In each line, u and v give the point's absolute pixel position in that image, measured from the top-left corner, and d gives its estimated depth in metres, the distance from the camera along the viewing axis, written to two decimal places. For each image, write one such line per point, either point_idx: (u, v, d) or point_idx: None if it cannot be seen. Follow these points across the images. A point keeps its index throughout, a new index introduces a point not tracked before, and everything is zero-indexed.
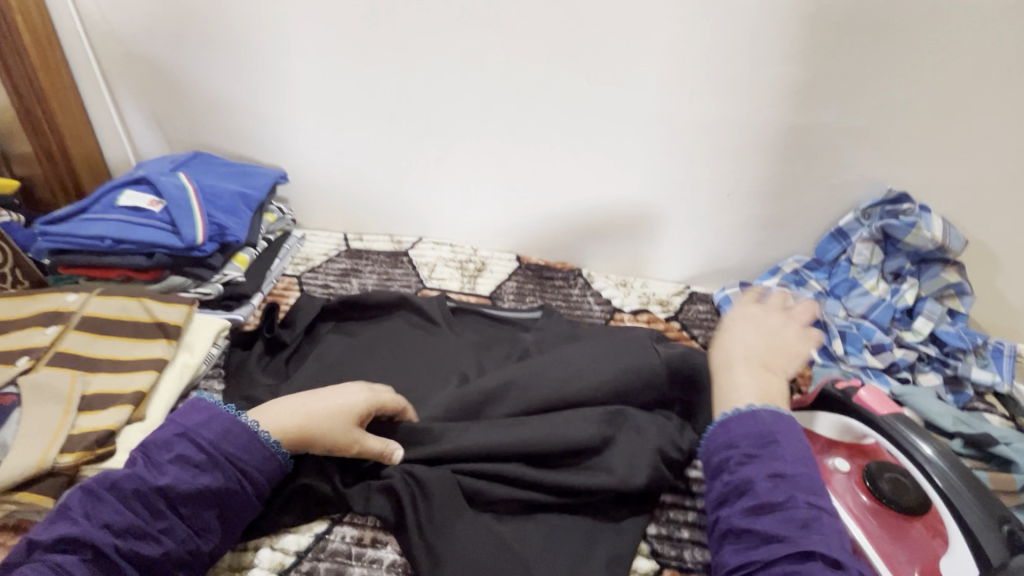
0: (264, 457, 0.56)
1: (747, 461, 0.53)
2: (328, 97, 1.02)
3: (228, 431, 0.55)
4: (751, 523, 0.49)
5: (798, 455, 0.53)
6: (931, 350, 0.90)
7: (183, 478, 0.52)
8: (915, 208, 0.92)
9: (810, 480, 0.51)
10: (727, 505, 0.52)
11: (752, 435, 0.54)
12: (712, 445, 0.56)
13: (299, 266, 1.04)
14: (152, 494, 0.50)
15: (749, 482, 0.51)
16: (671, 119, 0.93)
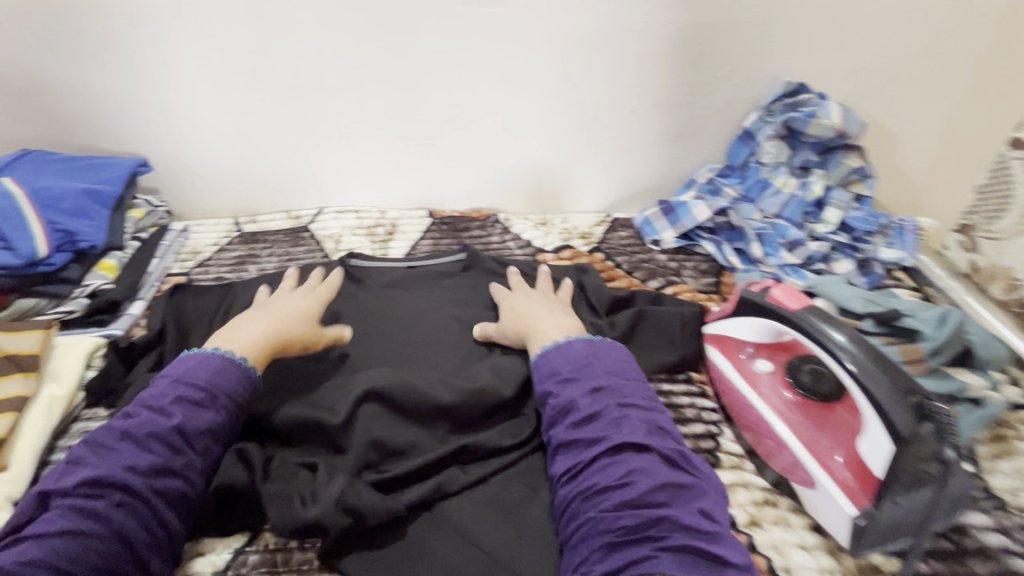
0: (214, 413, 0.56)
1: (568, 384, 0.60)
2: (173, 63, 0.89)
3: (220, 369, 0.59)
4: (577, 433, 0.55)
5: (609, 369, 0.60)
6: (842, 238, 0.91)
7: (147, 460, 0.51)
8: (813, 97, 0.91)
9: (623, 387, 0.58)
10: (558, 424, 0.58)
11: (571, 360, 0.61)
12: (538, 374, 0.63)
13: (186, 263, 0.92)
14: (113, 492, 0.49)
15: (572, 402, 0.57)
16: (558, 37, 0.87)
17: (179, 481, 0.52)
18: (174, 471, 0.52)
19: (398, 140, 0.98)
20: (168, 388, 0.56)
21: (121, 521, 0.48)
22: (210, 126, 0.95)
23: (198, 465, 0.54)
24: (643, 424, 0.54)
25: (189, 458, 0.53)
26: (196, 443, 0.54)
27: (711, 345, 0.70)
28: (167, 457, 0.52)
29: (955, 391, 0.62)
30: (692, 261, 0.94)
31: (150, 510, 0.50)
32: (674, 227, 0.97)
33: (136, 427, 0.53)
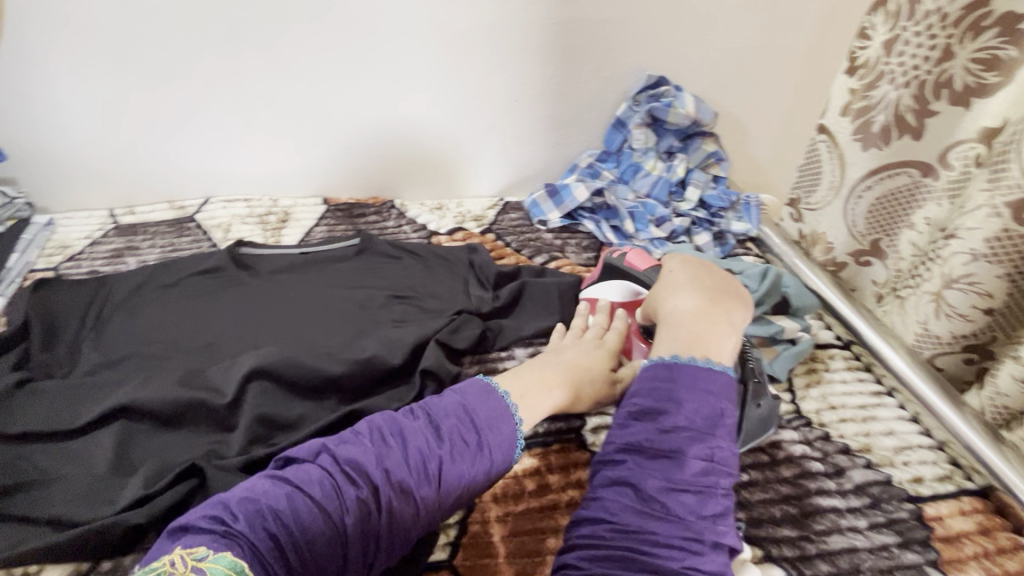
0: (489, 463, 0.51)
1: (672, 426, 0.50)
2: (26, 44, 0.83)
3: (496, 416, 0.54)
4: (651, 458, 0.48)
5: (698, 396, 0.52)
6: (700, 213, 1.04)
7: (388, 477, 0.47)
8: (671, 89, 1.02)
9: (697, 416, 0.50)
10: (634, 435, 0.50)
11: (698, 395, 0.51)
12: (642, 392, 0.53)
13: (53, 256, 0.88)
14: (319, 513, 0.43)
15: (647, 409, 0.51)
16: (439, 29, 0.92)
17: (318, 522, 0.43)
18: (399, 497, 0.47)
19: (287, 128, 0.98)
20: (435, 413, 0.53)
21: (314, 547, 0.43)
22: (75, 113, 0.90)
23: (403, 518, 0.47)
24: (701, 458, 0.48)
25: (406, 505, 0.47)
26: (445, 485, 0.49)
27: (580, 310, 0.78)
28: (404, 490, 0.47)
29: (774, 334, 0.75)
30: (575, 238, 1.02)
31: (354, 536, 0.44)
32: (558, 208, 1.05)
33: (411, 432, 0.50)
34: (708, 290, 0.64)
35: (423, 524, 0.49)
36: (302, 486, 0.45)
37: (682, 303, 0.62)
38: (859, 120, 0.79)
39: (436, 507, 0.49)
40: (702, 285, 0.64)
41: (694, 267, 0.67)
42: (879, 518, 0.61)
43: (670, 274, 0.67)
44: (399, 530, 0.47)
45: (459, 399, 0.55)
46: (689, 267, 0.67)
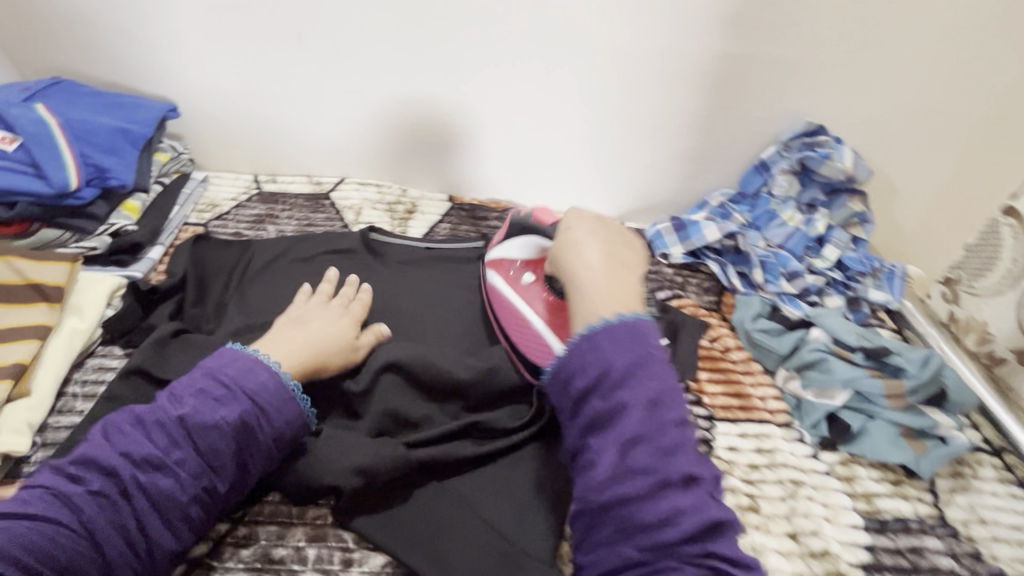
0: (241, 411, 0.52)
1: (621, 390, 0.50)
2: (221, 13, 0.88)
3: (250, 370, 0.55)
4: (606, 436, 0.49)
5: (644, 364, 0.51)
6: (837, 275, 0.97)
7: (148, 447, 0.50)
8: (830, 140, 0.96)
9: (665, 394, 0.50)
10: (594, 433, 0.50)
11: (628, 353, 0.51)
12: (572, 367, 0.53)
13: (204, 213, 0.93)
14: (96, 479, 0.48)
15: (591, 390, 0.51)
16: (604, 48, 0.90)
17: (121, 483, 0.48)
18: (188, 456, 0.50)
19: (431, 124, 1.00)
20: (200, 376, 0.54)
21: (88, 515, 0.47)
22: (245, 82, 0.95)
23: (193, 464, 0.50)
24: (689, 449, 0.49)
25: (186, 453, 0.50)
26: (204, 439, 0.51)
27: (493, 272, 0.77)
28: (165, 448, 0.50)
29: (925, 427, 0.69)
30: (696, 278, 0.98)
31: (124, 498, 0.48)
32: (683, 243, 1.01)
33: (148, 414, 0.52)
34: (612, 250, 0.64)
35: (253, 460, 0.53)
36: (80, 462, 0.49)
37: (589, 265, 0.61)
38: None
39: (247, 448, 0.53)
40: (611, 250, 0.64)
41: (612, 228, 0.68)
42: None
43: (565, 233, 0.66)
44: (265, 447, 0.53)
45: (201, 370, 0.55)
46: (608, 229, 0.67)
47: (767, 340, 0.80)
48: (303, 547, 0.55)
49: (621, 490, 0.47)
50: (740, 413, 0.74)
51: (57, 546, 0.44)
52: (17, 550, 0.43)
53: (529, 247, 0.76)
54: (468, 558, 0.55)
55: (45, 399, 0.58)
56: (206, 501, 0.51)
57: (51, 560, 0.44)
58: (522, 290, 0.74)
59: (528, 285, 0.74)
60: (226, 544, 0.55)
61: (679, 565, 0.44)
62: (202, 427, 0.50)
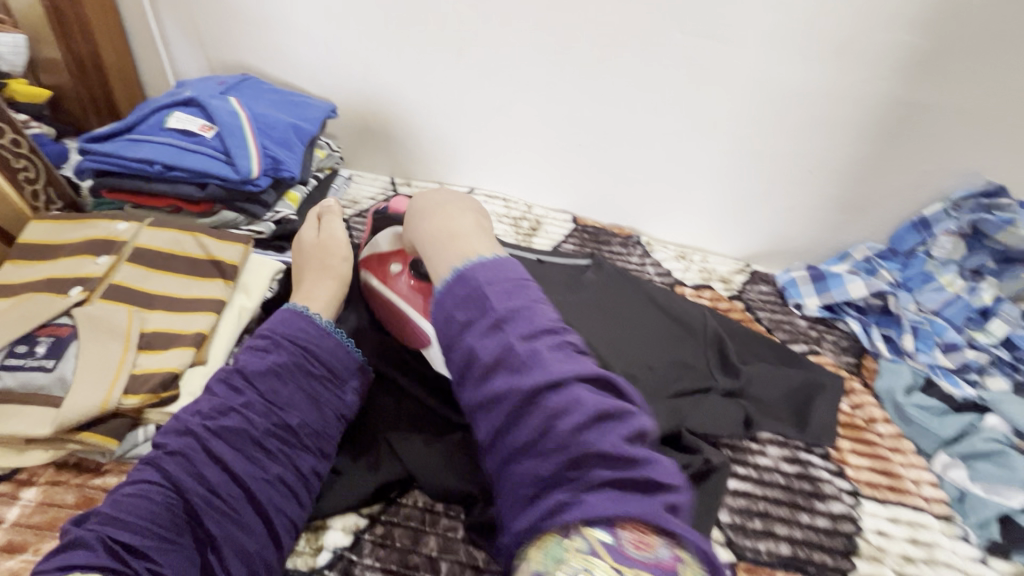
0: (288, 354, 0.57)
1: (494, 330, 0.46)
2: (392, 25, 0.94)
3: (282, 320, 0.60)
4: (490, 388, 0.45)
5: (506, 291, 0.48)
6: (1004, 353, 0.86)
7: (215, 400, 0.54)
8: (1014, 204, 0.86)
9: (530, 313, 0.47)
10: (465, 383, 0.47)
11: (472, 294, 0.48)
12: (444, 306, 0.49)
13: (346, 209, 0.99)
14: (175, 437, 0.51)
15: (472, 350, 0.46)
16: (763, 83, 0.87)
17: (196, 445, 0.51)
18: (250, 409, 0.54)
19: (571, 146, 1.00)
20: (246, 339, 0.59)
21: (176, 473, 0.49)
22: (399, 90, 1.01)
23: (259, 404, 0.54)
24: (547, 352, 0.45)
25: (249, 397, 0.54)
26: (262, 382, 0.55)
27: (398, 326, 0.67)
28: (230, 398, 0.54)
29: None
30: (833, 335, 0.91)
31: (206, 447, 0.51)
32: (820, 295, 0.94)
33: (211, 377, 0.56)
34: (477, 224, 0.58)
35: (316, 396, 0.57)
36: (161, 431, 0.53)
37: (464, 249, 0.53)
38: None
39: (304, 384, 0.57)
40: (480, 217, 0.59)
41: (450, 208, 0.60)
42: None
43: (419, 221, 0.60)
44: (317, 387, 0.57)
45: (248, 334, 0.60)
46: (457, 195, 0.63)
47: (923, 417, 0.73)
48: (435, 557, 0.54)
49: (516, 439, 0.43)
50: (889, 493, 0.66)
51: (152, 504, 0.47)
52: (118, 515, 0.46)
53: (392, 238, 0.69)
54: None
55: (216, 369, 0.62)
56: (283, 437, 0.54)
57: (150, 517, 0.46)
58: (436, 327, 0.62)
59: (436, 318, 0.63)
60: (367, 537, 0.55)
61: (576, 497, 0.39)
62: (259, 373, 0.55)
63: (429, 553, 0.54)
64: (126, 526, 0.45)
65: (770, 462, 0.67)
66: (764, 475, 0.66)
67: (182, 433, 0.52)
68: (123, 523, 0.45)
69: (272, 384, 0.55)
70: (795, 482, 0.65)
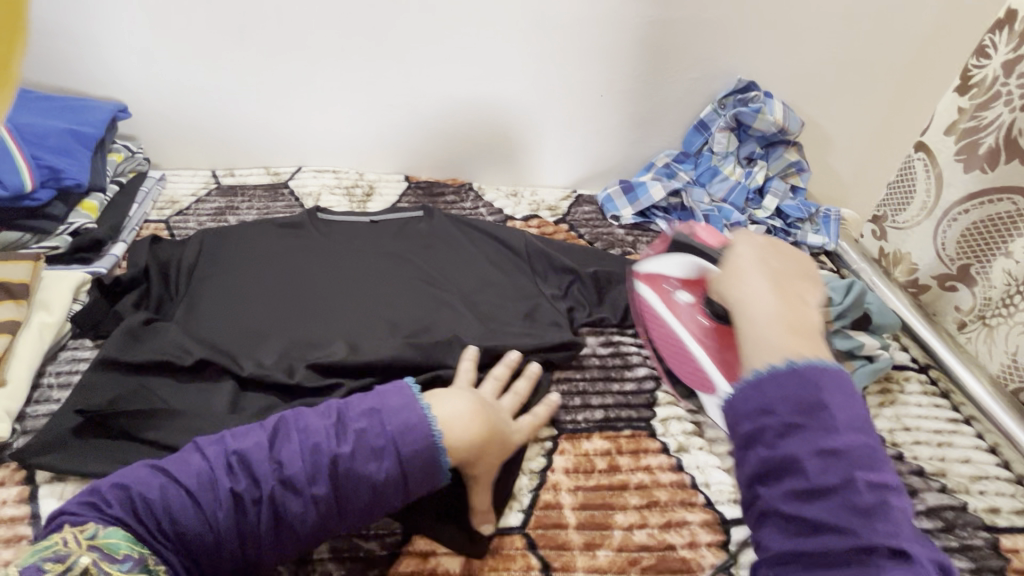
0: (389, 469, 0.51)
1: (787, 431, 0.40)
2: (160, 9, 0.89)
3: (409, 424, 0.52)
4: (803, 507, 0.38)
5: (849, 412, 0.41)
6: (777, 222, 1.03)
7: (300, 467, 0.50)
8: (761, 95, 1.01)
9: (865, 451, 0.40)
10: (767, 482, 0.40)
11: (791, 399, 0.41)
12: (739, 410, 0.42)
13: (164, 210, 0.95)
14: (244, 482, 0.49)
15: (793, 458, 0.39)
16: (538, 20, 0.93)
17: (210, 512, 0.48)
18: (285, 492, 0.49)
19: (381, 108, 1.02)
20: (369, 419, 0.52)
21: (186, 522, 0.48)
22: (192, 77, 0.97)
23: (325, 501, 0.50)
24: (898, 513, 0.38)
25: (326, 490, 0.50)
26: (348, 481, 0.50)
27: (642, 285, 0.76)
28: (308, 472, 0.50)
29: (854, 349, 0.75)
30: (647, 236, 1.03)
31: (257, 513, 0.49)
32: (632, 205, 1.06)
33: (323, 441, 0.51)
34: (785, 283, 0.52)
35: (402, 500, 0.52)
36: (243, 454, 0.51)
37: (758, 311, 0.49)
38: (965, 140, 0.77)
39: (399, 495, 0.51)
40: (814, 286, 0.55)
41: (788, 257, 0.56)
42: (952, 542, 0.62)
43: (738, 268, 0.55)
44: (380, 500, 0.51)
45: (377, 401, 0.54)
46: (784, 265, 0.55)
47: None
48: None
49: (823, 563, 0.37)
50: None
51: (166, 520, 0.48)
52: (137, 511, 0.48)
53: (687, 265, 0.71)
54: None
55: (21, 389, 0.62)
56: (284, 537, 0.50)
57: (173, 536, 0.48)
58: (679, 313, 0.72)
59: (682, 305, 0.72)
60: None
61: None
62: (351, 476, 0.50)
63: None
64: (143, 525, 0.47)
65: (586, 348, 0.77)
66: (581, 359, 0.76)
67: (232, 476, 0.50)
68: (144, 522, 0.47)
69: (357, 486, 0.50)
70: (608, 360, 0.76)
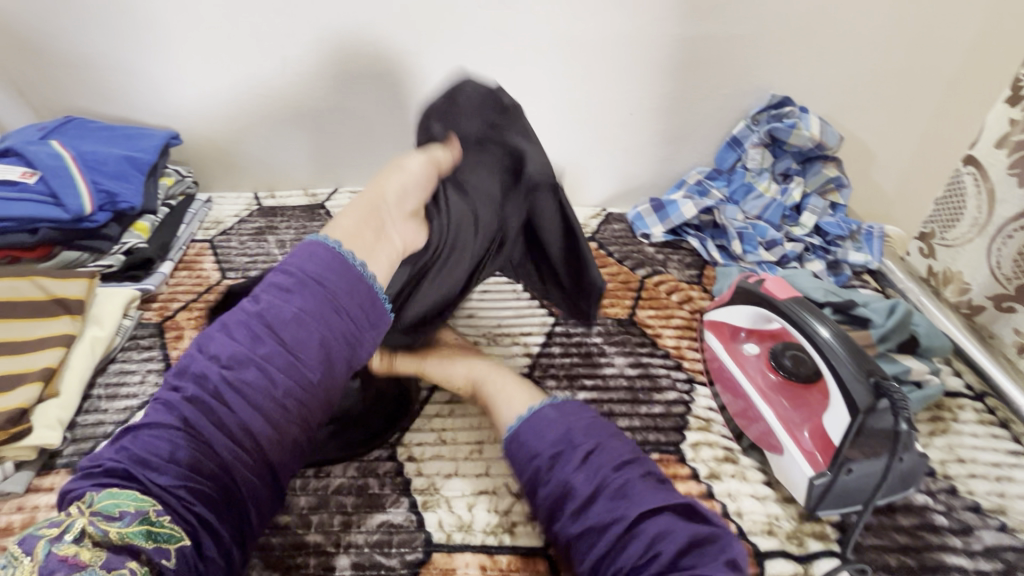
0: (310, 300, 0.55)
1: (556, 461, 0.52)
2: (210, 43, 0.95)
3: (318, 262, 0.57)
4: (584, 521, 0.49)
5: (587, 426, 0.54)
6: (816, 240, 1.00)
7: (234, 347, 0.53)
8: (796, 110, 0.99)
9: (613, 446, 0.53)
10: (557, 517, 0.51)
11: (548, 435, 0.54)
12: (519, 459, 0.55)
13: (209, 231, 1.00)
14: (190, 384, 0.52)
15: (568, 483, 0.51)
16: (568, 41, 0.94)
17: (184, 423, 0.51)
18: (236, 364, 0.52)
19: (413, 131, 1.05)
20: (270, 278, 0.57)
21: (173, 445, 0.50)
22: (239, 106, 1.02)
23: (278, 356, 0.53)
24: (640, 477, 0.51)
25: (271, 347, 0.53)
26: (285, 333, 0.53)
27: (708, 330, 0.77)
28: (251, 345, 0.53)
29: (898, 374, 0.70)
30: (678, 255, 1.02)
31: (229, 397, 0.52)
32: (663, 222, 1.04)
33: (234, 323, 0.55)
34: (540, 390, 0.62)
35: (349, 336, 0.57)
36: (178, 371, 0.54)
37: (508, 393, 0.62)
38: (1018, 154, 0.73)
39: (335, 330, 0.55)
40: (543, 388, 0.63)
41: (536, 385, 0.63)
42: None
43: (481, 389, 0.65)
44: (320, 330, 0.54)
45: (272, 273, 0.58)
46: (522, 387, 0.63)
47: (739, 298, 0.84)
48: (307, 513, 0.60)
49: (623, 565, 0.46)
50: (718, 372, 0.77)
51: (163, 446, 0.50)
52: (137, 461, 0.49)
53: (754, 316, 0.71)
54: (468, 494, 0.61)
55: (73, 400, 0.65)
56: (274, 401, 0.52)
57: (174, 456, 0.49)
58: (746, 364, 0.71)
59: (751, 357, 0.71)
60: None
61: None
62: (283, 322, 0.53)
63: (300, 512, 0.60)
64: (142, 468, 0.49)
65: (616, 368, 0.76)
66: (609, 380, 0.75)
67: (190, 386, 0.52)
68: (146, 464, 0.49)
69: (289, 333, 0.53)
70: (636, 381, 0.75)
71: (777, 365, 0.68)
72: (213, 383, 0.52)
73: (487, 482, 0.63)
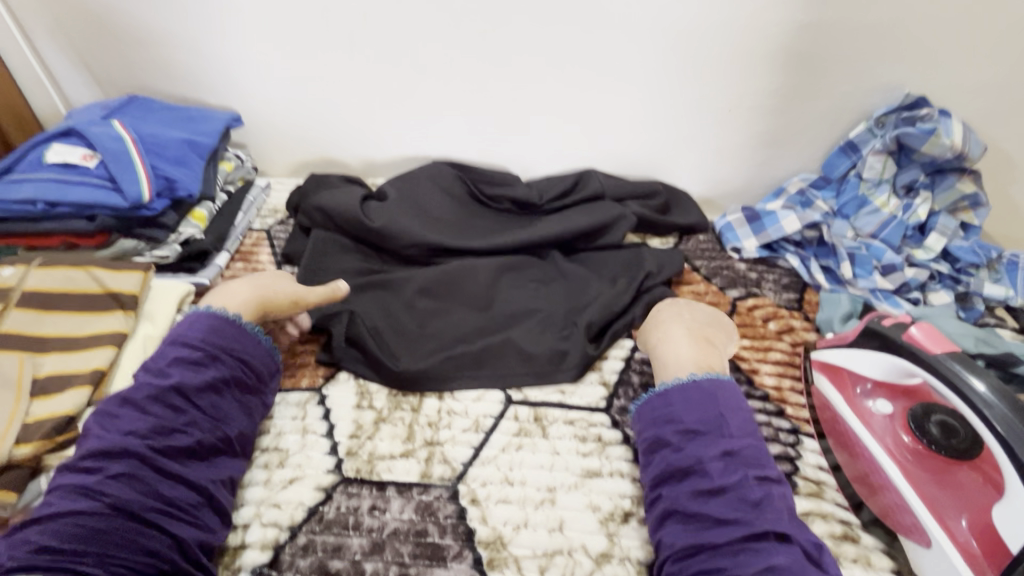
0: (228, 367, 0.58)
1: (690, 436, 0.53)
2: (275, 21, 0.88)
3: (211, 327, 0.59)
4: (706, 502, 0.49)
5: (739, 422, 0.54)
6: (944, 267, 0.86)
7: (150, 419, 0.52)
8: (934, 113, 0.83)
9: (751, 448, 0.52)
10: (672, 483, 0.52)
11: (695, 411, 0.54)
12: (655, 423, 0.56)
13: (268, 218, 0.93)
14: (113, 466, 0.49)
15: (701, 463, 0.51)
16: (666, 27, 0.82)
17: (124, 496, 0.48)
18: (159, 437, 0.52)
19: (483, 122, 0.96)
20: (170, 348, 0.57)
21: (115, 500, 0.48)
22: (302, 88, 0.96)
23: (205, 420, 0.55)
24: (778, 499, 0.49)
25: (193, 414, 0.55)
26: (204, 393, 0.56)
27: (822, 373, 0.66)
28: (169, 416, 0.53)
29: None
30: (773, 274, 0.89)
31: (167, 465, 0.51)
32: (757, 236, 0.92)
33: (136, 392, 0.53)
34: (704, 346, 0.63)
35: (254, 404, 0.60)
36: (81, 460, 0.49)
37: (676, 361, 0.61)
38: None
39: (244, 398, 0.59)
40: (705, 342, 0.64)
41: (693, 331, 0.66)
42: None
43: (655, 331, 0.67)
44: (242, 388, 0.59)
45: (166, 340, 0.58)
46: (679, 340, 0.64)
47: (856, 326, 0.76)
48: (360, 560, 0.54)
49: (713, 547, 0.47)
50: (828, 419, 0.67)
51: (90, 525, 0.46)
52: (66, 541, 0.45)
53: (892, 368, 0.59)
54: (541, 555, 0.54)
55: None
56: (195, 451, 0.53)
57: (103, 534, 0.46)
58: (877, 425, 0.61)
59: (880, 417, 0.61)
60: (288, 549, 0.54)
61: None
62: (201, 387, 0.55)
63: (352, 557, 0.54)
64: (72, 543, 0.45)
65: None
66: None
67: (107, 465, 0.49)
68: (88, 537, 0.46)
69: (238, 375, 0.59)
70: None
71: (919, 432, 0.58)
72: (128, 459, 0.50)
73: (561, 540, 0.55)
